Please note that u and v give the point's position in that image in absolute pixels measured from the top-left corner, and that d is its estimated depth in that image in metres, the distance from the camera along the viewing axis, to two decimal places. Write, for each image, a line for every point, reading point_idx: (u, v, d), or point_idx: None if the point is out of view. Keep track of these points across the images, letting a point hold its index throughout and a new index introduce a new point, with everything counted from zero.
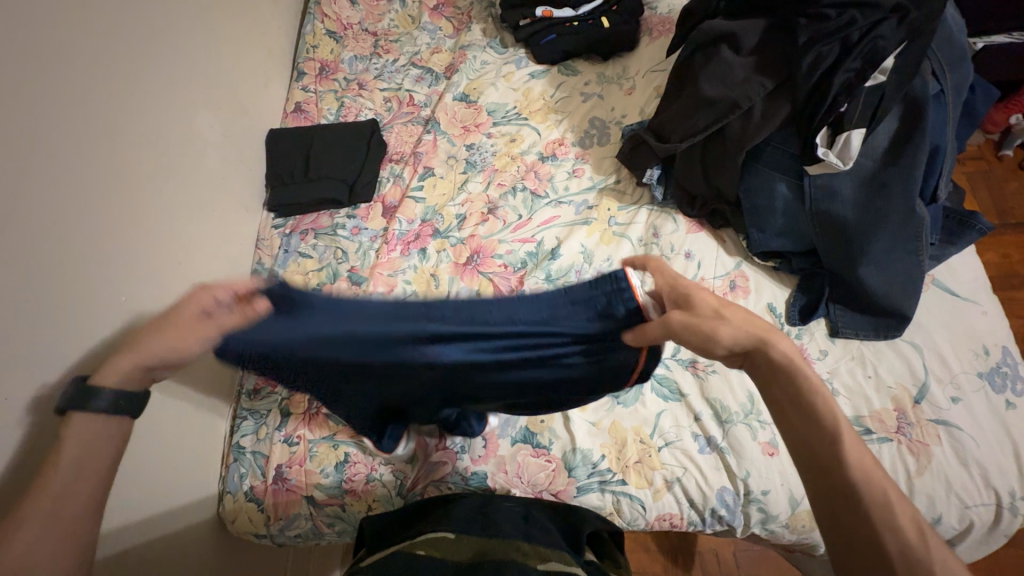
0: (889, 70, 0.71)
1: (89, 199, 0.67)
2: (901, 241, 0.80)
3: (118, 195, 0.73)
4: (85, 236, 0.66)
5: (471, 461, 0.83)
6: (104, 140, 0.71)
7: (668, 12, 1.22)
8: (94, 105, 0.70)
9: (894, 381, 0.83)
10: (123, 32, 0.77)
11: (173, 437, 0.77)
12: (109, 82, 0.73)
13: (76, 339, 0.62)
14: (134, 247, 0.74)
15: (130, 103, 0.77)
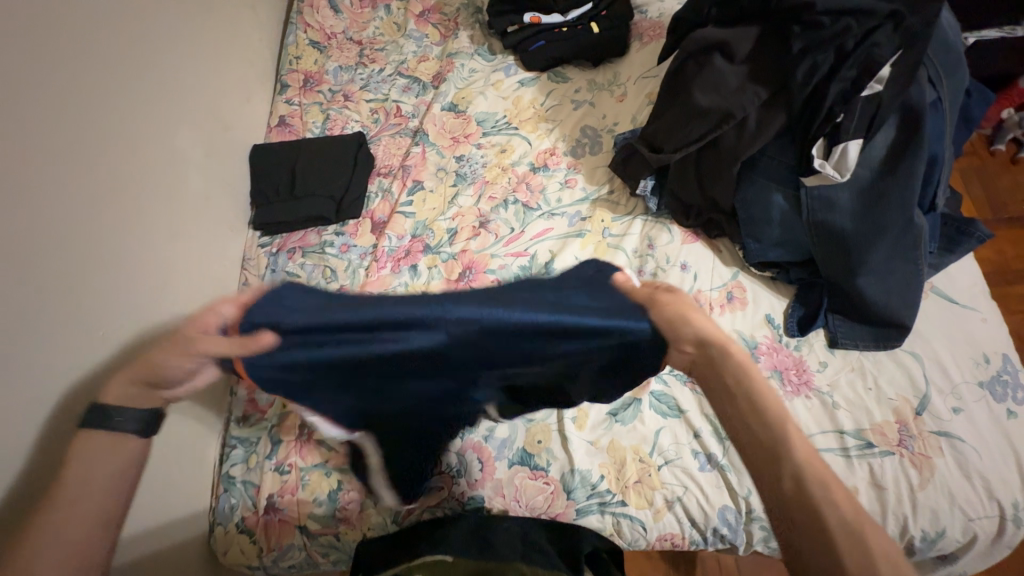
0: (885, 80, 0.70)
1: (65, 228, 0.65)
2: (900, 251, 0.78)
3: (99, 222, 0.71)
4: (60, 267, 0.64)
5: (469, 485, 0.81)
6: (83, 165, 0.69)
7: (658, 16, 1.19)
8: (71, 131, 0.68)
9: (894, 392, 0.82)
10: (100, 51, 0.75)
11: (164, 469, 0.75)
12: (87, 104, 0.71)
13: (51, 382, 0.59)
14: (111, 276, 0.72)
15: (109, 125, 0.75)
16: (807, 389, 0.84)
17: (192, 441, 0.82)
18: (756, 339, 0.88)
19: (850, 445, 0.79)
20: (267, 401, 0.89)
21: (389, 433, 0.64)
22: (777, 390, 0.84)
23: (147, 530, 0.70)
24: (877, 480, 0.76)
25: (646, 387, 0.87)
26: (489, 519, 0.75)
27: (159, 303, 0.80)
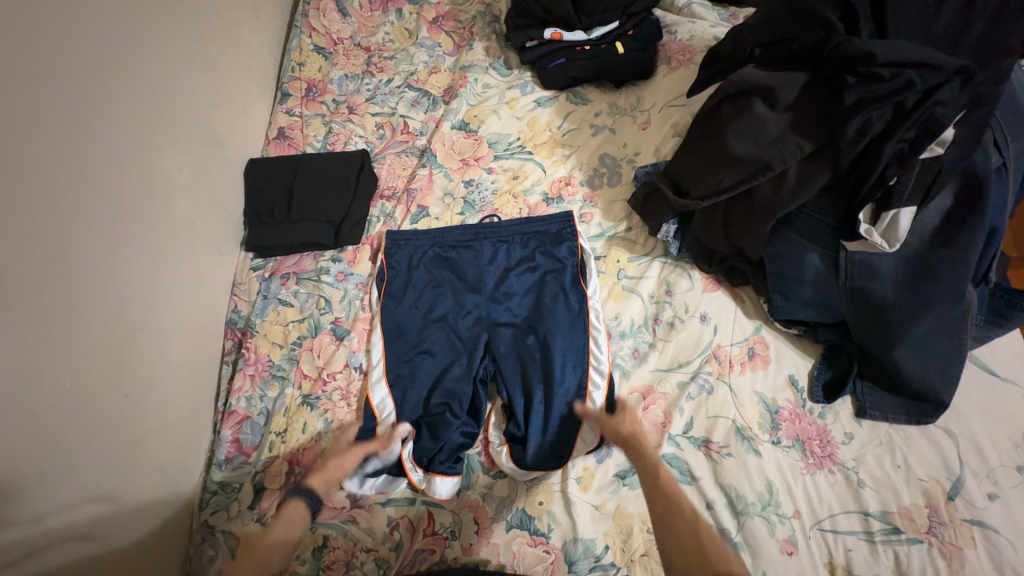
0: (948, 143, 0.64)
1: (12, 272, 0.58)
2: (945, 324, 0.72)
3: (49, 261, 0.63)
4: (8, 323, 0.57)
5: (463, 549, 0.75)
6: (34, 200, 0.61)
7: (688, 38, 1.11)
8: (18, 160, 0.60)
9: (925, 472, 0.76)
10: (62, 66, 0.66)
11: (111, 537, 0.68)
12: (41, 129, 0.63)
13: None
14: (71, 320, 0.65)
15: (68, 148, 0.66)
16: (831, 463, 0.78)
17: (153, 496, 0.75)
18: (778, 403, 0.82)
19: (875, 529, 0.73)
20: (253, 443, 0.84)
21: (434, 327, 0.89)
22: (799, 462, 0.78)
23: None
24: (903, 571, 0.70)
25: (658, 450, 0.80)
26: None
27: (132, 342, 0.74)
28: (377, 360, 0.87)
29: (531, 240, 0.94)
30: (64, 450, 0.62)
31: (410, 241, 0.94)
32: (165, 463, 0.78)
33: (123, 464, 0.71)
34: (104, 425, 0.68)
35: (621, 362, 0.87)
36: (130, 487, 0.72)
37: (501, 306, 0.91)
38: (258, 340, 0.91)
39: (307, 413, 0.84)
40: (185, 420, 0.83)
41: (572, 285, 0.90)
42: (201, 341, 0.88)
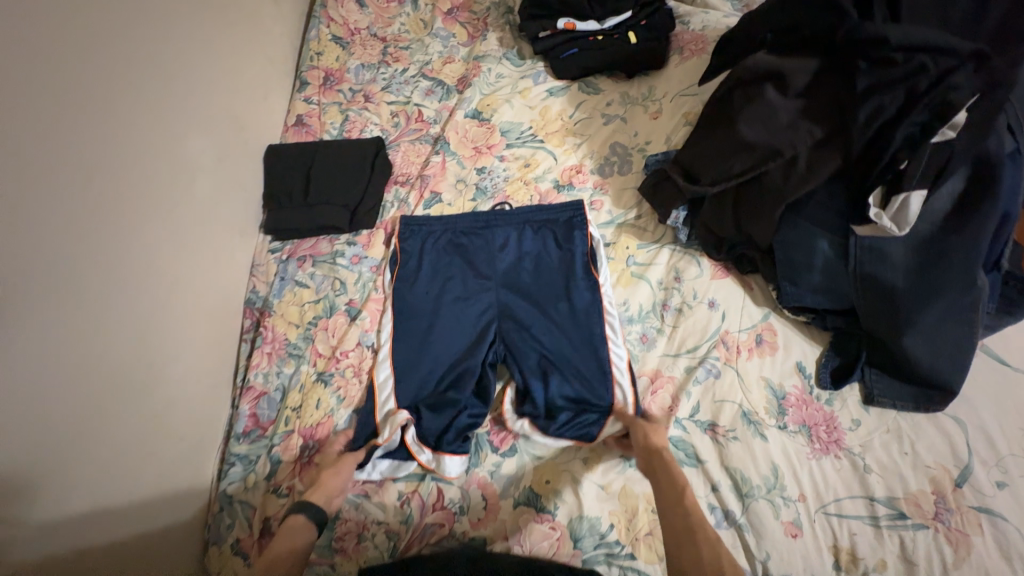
0: (960, 125, 0.63)
1: (40, 241, 0.61)
2: (956, 311, 0.72)
3: (77, 234, 0.66)
4: (35, 290, 0.60)
5: (471, 524, 0.77)
6: (63, 175, 0.64)
7: (701, 29, 1.12)
8: (46, 138, 0.63)
9: (933, 459, 0.76)
10: (88, 49, 0.69)
11: (134, 500, 0.71)
12: (69, 108, 0.66)
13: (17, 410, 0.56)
14: (97, 290, 0.68)
15: (95, 127, 0.69)
16: (837, 448, 0.78)
17: (174, 464, 0.78)
18: (785, 389, 0.83)
19: (881, 514, 0.73)
20: (270, 417, 0.87)
21: (446, 308, 0.91)
22: (805, 447, 0.78)
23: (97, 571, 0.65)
24: (908, 556, 0.70)
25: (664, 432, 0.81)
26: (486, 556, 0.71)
27: (155, 316, 0.77)
28: (387, 338, 0.89)
29: (541, 226, 0.96)
30: (91, 414, 0.66)
31: (424, 226, 0.96)
32: (185, 433, 0.81)
33: (146, 431, 0.74)
34: (129, 393, 0.72)
35: (630, 346, 0.89)
36: (153, 454, 0.75)
37: (511, 289, 0.93)
38: (275, 320, 0.93)
39: (321, 390, 0.87)
40: (204, 393, 0.86)
41: (583, 269, 0.92)
42: (221, 319, 0.91)
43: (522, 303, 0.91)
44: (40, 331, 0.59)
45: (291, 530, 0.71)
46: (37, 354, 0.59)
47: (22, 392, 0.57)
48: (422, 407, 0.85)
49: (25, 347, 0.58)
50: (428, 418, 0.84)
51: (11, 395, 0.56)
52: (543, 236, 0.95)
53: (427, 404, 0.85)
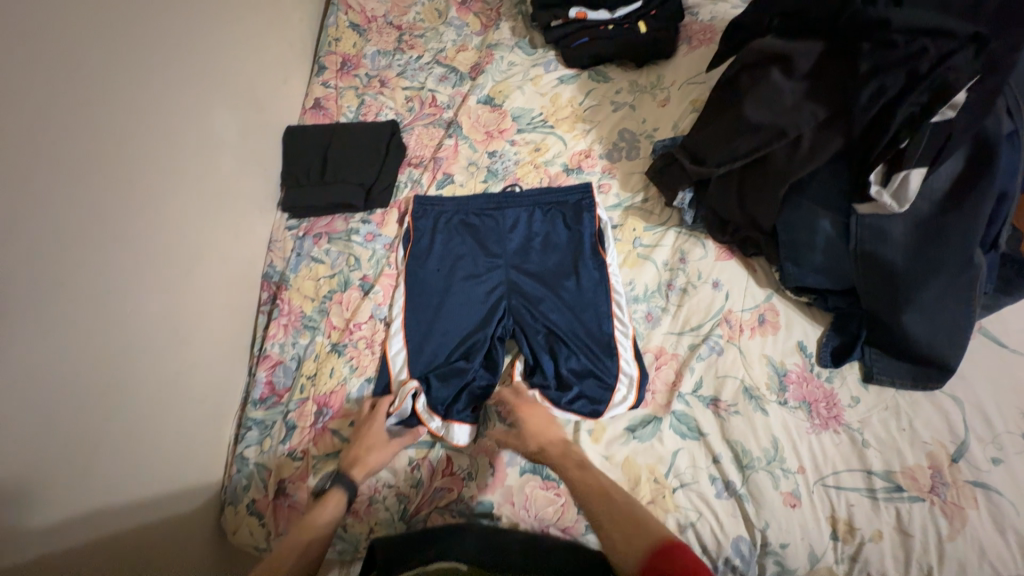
0: (959, 106, 0.66)
1: (77, 204, 0.64)
2: (954, 290, 0.74)
3: (110, 198, 0.69)
4: (68, 249, 0.63)
5: (478, 488, 0.79)
6: (97, 142, 0.68)
7: (710, 19, 1.14)
8: (84, 105, 0.66)
9: (930, 435, 0.78)
10: (123, 24, 0.73)
11: (156, 455, 0.74)
12: (104, 79, 0.69)
13: (54, 358, 0.60)
14: (127, 255, 0.71)
15: (127, 98, 0.73)
16: (836, 424, 0.80)
17: (193, 425, 0.82)
18: (786, 366, 0.85)
19: (878, 486, 0.75)
20: (285, 385, 0.90)
21: (457, 284, 0.94)
22: (804, 422, 0.81)
23: (121, 518, 0.68)
24: (904, 527, 0.72)
25: (667, 407, 0.84)
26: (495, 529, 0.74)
27: (180, 281, 0.81)
28: (399, 311, 0.92)
29: (549, 207, 0.99)
30: (120, 369, 0.69)
31: (436, 205, 0.99)
32: (204, 396, 0.84)
33: (170, 389, 0.77)
34: (153, 354, 0.75)
35: (636, 324, 0.91)
36: (177, 412, 0.78)
37: (518, 268, 0.95)
38: (291, 293, 0.97)
39: (335, 359, 0.90)
40: (222, 359, 0.89)
41: (591, 249, 0.94)
42: (240, 290, 0.95)
43: (530, 280, 0.94)
44: (76, 284, 0.63)
45: (331, 499, 0.74)
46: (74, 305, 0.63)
47: (58, 343, 0.60)
48: (433, 376, 0.87)
49: (61, 300, 0.61)
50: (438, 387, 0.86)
51: (48, 346, 0.59)
52: (551, 217, 0.98)
53: (440, 373, 0.87)
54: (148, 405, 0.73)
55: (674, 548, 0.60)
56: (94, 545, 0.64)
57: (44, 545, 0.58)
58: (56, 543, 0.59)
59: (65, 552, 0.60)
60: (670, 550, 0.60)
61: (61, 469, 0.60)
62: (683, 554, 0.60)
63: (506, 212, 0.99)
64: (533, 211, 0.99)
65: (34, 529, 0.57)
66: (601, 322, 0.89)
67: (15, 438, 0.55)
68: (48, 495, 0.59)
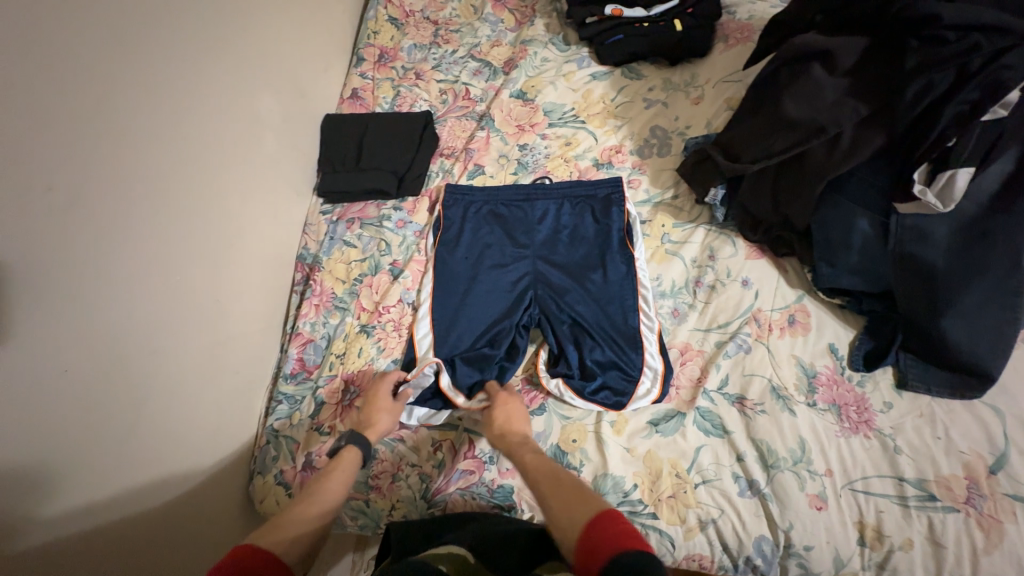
0: (1012, 105, 0.64)
1: (135, 176, 0.68)
2: (999, 295, 0.72)
3: (164, 173, 0.73)
4: (127, 219, 0.66)
5: (499, 472, 0.80)
6: (155, 119, 0.71)
7: (747, 18, 1.14)
8: (146, 84, 0.70)
9: (967, 445, 0.75)
10: (183, 9, 0.77)
11: (194, 422, 0.77)
12: (164, 61, 0.73)
13: (109, 318, 0.63)
14: (176, 228, 0.75)
15: (185, 78, 0.77)
16: (867, 428, 0.78)
17: (228, 395, 0.85)
18: (816, 368, 0.83)
19: (910, 494, 0.73)
20: (315, 362, 0.93)
21: (486, 272, 0.95)
22: (834, 424, 0.79)
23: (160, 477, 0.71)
24: (936, 537, 0.70)
25: (691, 402, 0.83)
26: (506, 518, 0.70)
27: (222, 256, 0.85)
28: (427, 296, 0.93)
29: (578, 200, 0.99)
30: (167, 334, 0.72)
31: (467, 195, 1.01)
32: (238, 368, 0.88)
33: (209, 357, 0.81)
34: (195, 324, 0.78)
35: (662, 319, 0.90)
36: (214, 381, 0.82)
37: (546, 260, 0.96)
38: (323, 275, 0.99)
39: (363, 340, 0.92)
40: (257, 335, 0.93)
41: (619, 243, 0.94)
42: (275, 270, 0.99)
43: (555, 270, 0.95)
44: (129, 251, 0.67)
45: (344, 458, 0.72)
46: (129, 269, 0.66)
47: (114, 305, 0.64)
48: (456, 363, 0.88)
49: (117, 265, 0.65)
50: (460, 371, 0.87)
51: (105, 309, 0.63)
52: (581, 210, 0.99)
53: (464, 362, 0.88)
54: (189, 371, 0.77)
55: (607, 514, 0.54)
56: (136, 501, 0.67)
57: (93, 496, 0.61)
58: (104, 493, 0.63)
59: (111, 506, 0.63)
60: (603, 517, 0.54)
61: (112, 426, 0.63)
62: (616, 520, 0.53)
63: (535, 203, 1.00)
64: (563, 204, 0.99)
65: (86, 479, 0.60)
66: (627, 315, 0.89)
67: (72, 394, 0.58)
68: (101, 448, 0.62)
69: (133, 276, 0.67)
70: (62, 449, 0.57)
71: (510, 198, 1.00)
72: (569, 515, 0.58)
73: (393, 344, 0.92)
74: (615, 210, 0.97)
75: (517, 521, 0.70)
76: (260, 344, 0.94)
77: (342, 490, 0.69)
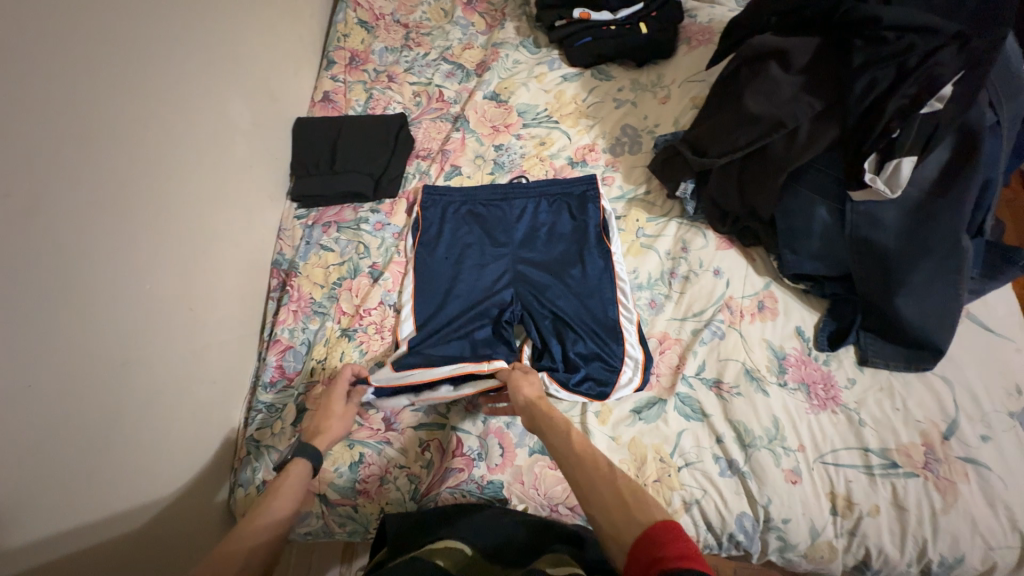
0: (946, 98, 0.70)
1: (102, 181, 0.65)
2: (944, 273, 0.78)
3: (132, 178, 0.70)
4: (95, 226, 0.64)
5: (488, 468, 0.80)
6: (121, 123, 0.69)
7: (708, 22, 1.19)
8: (111, 88, 0.68)
9: (923, 415, 0.81)
10: (147, 10, 0.75)
11: (170, 434, 0.75)
12: (129, 62, 0.71)
13: (77, 328, 0.61)
14: (146, 234, 0.72)
15: (150, 81, 0.75)
16: (834, 404, 0.83)
17: (205, 406, 0.82)
18: (785, 350, 0.88)
19: (875, 463, 0.78)
20: (295, 368, 0.91)
21: (468, 271, 0.96)
22: (803, 402, 0.83)
23: (136, 493, 0.68)
24: (900, 501, 0.75)
25: (672, 389, 0.86)
26: (496, 512, 0.70)
27: (195, 262, 0.82)
28: (409, 296, 0.93)
29: (553, 198, 1.01)
30: (140, 344, 0.70)
31: (445, 195, 1.01)
32: (215, 378, 0.85)
33: (184, 366, 0.78)
34: (170, 333, 0.76)
35: (640, 310, 0.94)
36: (190, 391, 0.79)
37: (525, 257, 0.97)
38: (301, 280, 0.98)
39: (346, 343, 0.91)
40: (233, 343, 0.90)
41: (596, 239, 0.97)
42: (250, 276, 0.96)
43: (534, 266, 0.96)
44: (97, 258, 0.64)
45: (290, 472, 0.68)
46: (96, 277, 0.64)
47: (82, 315, 0.61)
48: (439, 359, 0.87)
49: (85, 272, 0.62)
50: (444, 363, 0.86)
51: (73, 318, 0.60)
52: (557, 208, 1.01)
53: (445, 357, 0.87)
54: (164, 381, 0.74)
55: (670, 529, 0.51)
56: (111, 518, 0.64)
57: (67, 516, 0.58)
58: (77, 511, 0.60)
59: (85, 524, 0.61)
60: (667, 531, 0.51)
61: (85, 441, 0.61)
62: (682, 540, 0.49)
63: (513, 202, 1.01)
64: (540, 202, 1.01)
65: (59, 496, 0.58)
66: (607, 308, 0.91)
67: (43, 408, 0.56)
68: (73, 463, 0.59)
69: (102, 284, 0.64)
70: (34, 467, 0.54)
71: (488, 198, 1.02)
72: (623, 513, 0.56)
73: (376, 346, 0.91)
74: (590, 206, 0.99)
75: (508, 513, 0.70)
76: (237, 352, 0.91)
77: (285, 506, 0.64)
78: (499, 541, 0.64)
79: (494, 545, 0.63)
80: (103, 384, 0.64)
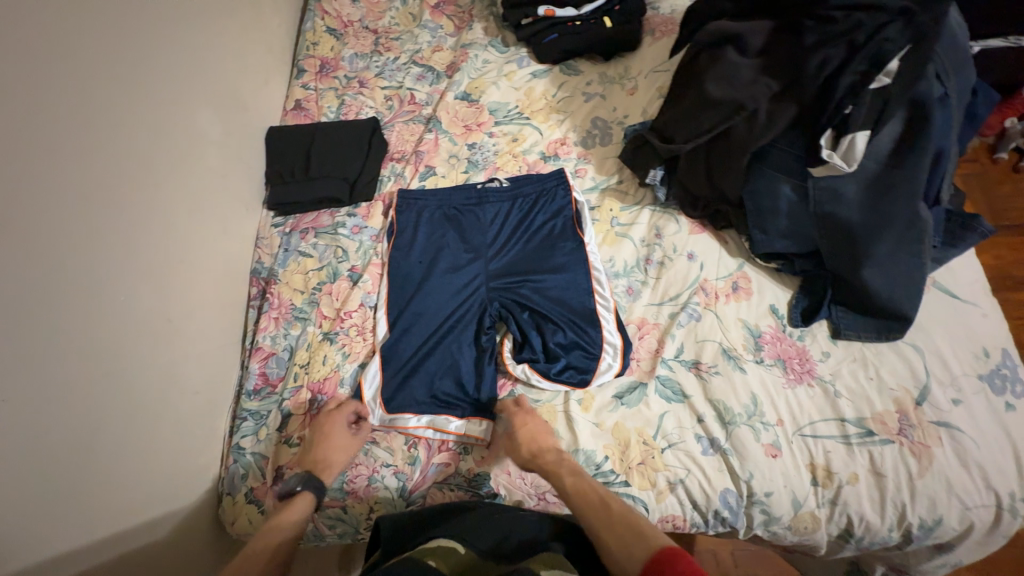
0: (893, 72, 0.73)
1: (72, 196, 0.65)
2: (906, 243, 0.80)
3: (104, 193, 0.70)
4: (67, 241, 0.64)
5: (475, 461, 0.83)
6: (89, 138, 0.69)
7: (670, 13, 1.22)
8: (76, 102, 0.67)
9: (895, 383, 0.83)
10: (109, 24, 0.75)
11: (154, 446, 0.75)
12: (95, 76, 0.71)
13: (53, 342, 0.61)
14: (120, 248, 0.72)
15: (117, 95, 0.75)
16: (809, 377, 0.85)
17: (189, 417, 0.82)
18: (760, 328, 0.90)
19: (852, 432, 0.80)
20: (278, 375, 0.91)
21: (447, 271, 0.96)
22: (780, 377, 0.85)
23: (123, 506, 0.68)
24: (877, 467, 0.77)
25: (652, 372, 0.87)
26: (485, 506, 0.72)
27: (172, 275, 0.82)
28: (388, 297, 0.94)
29: (527, 192, 1.02)
30: (118, 358, 0.70)
31: (420, 197, 1.03)
32: (198, 389, 0.85)
33: (165, 378, 0.78)
34: (149, 345, 0.76)
35: (617, 298, 0.95)
36: (172, 403, 0.79)
37: (502, 252, 0.98)
38: (281, 287, 0.98)
39: (327, 347, 0.91)
40: (214, 353, 0.91)
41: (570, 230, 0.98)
42: (229, 286, 0.97)
43: (510, 261, 0.97)
44: (72, 273, 0.64)
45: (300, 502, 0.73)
46: (70, 291, 0.64)
47: (55, 330, 0.61)
48: (417, 378, 0.86)
49: (54, 290, 0.61)
50: (423, 408, 0.85)
51: (46, 332, 0.60)
52: (532, 202, 1.02)
53: (423, 370, 0.87)
54: (144, 394, 0.74)
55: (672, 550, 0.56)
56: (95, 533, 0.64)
57: (49, 532, 0.58)
58: (60, 527, 0.59)
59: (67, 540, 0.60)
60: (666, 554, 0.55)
61: (65, 457, 0.61)
62: (680, 557, 0.54)
63: (487, 200, 1.02)
64: (514, 197, 1.02)
65: (41, 514, 0.57)
66: (585, 297, 0.92)
67: (21, 422, 0.56)
68: (55, 480, 0.59)
69: (76, 299, 0.64)
70: (16, 483, 0.55)
71: (462, 196, 1.03)
72: (623, 550, 0.60)
73: (357, 350, 0.92)
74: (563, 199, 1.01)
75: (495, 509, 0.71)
76: (219, 362, 0.91)
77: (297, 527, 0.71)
78: (496, 538, 0.64)
79: (488, 544, 0.63)
80: (83, 399, 0.64)
